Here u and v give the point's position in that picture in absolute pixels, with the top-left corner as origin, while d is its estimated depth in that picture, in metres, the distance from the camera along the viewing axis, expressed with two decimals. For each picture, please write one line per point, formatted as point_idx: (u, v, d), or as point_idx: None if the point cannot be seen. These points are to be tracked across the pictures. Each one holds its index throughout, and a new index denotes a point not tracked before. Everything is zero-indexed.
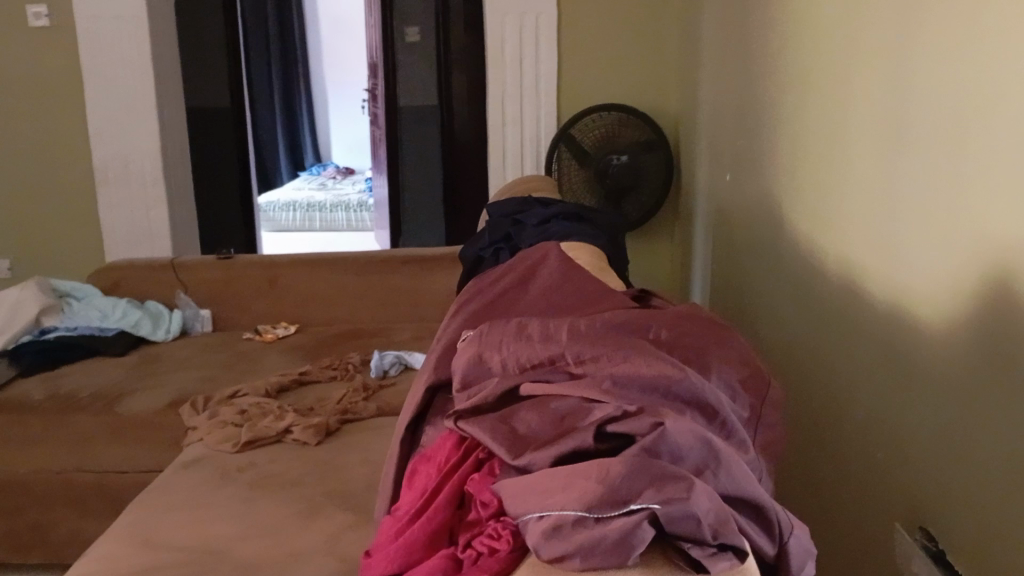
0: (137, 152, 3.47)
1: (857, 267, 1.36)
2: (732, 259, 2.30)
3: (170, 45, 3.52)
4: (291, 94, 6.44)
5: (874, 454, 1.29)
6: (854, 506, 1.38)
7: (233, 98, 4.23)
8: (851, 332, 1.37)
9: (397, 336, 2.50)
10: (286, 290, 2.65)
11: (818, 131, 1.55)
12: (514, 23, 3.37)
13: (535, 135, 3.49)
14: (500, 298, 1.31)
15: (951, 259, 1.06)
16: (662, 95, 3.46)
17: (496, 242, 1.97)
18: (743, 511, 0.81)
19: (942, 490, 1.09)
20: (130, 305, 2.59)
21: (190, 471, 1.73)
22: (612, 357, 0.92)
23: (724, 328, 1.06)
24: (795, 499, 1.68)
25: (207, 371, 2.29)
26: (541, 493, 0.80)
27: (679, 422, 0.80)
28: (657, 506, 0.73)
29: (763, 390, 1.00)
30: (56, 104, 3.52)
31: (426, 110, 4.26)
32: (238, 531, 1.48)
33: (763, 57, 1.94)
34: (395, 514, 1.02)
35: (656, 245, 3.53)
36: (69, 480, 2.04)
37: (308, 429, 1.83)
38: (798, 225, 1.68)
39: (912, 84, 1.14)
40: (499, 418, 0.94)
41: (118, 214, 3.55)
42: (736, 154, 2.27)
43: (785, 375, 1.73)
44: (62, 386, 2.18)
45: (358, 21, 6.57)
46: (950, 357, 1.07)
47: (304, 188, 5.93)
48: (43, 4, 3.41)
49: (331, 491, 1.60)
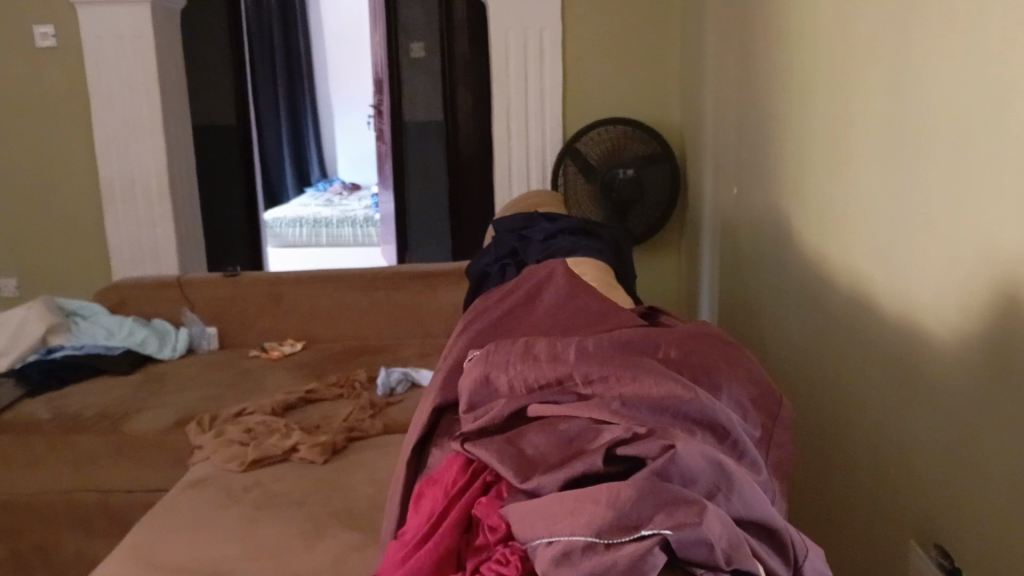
0: (142, 170, 3.48)
1: (865, 279, 1.34)
2: (739, 272, 2.29)
3: (175, 63, 3.53)
4: (297, 110, 6.47)
5: (885, 468, 1.27)
6: (866, 522, 1.36)
7: (238, 115, 4.25)
8: (860, 344, 1.36)
9: (404, 352, 2.49)
10: (291, 307, 2.64)
11: (823, 142, 1.54)
12: (518, 37, 3.38)
13: (540, 149, 3.48)
14: (506, 317, 1.30)
15: (958, 268, 1.04)
16: (668, 109, 3.45)
17: (502, 258, 1.96)
18: (757, 536, 0.80)
19: (954, 504, 1.07)
20: (136, 323, 2.58)
21: (195, 491, 1.71)
22: (621, 377, 0.91)
23: (733, 346, 1.05)
24: (806, 515, 1.66)
25: (212, 389, 2.28)
26: (548, 518, 0.78)
27: (689, 443, 0.78)
28: (668, 532, 0.72)
29: (773, 409, 0.98)
30: (62, 123, 3.53)
31: (431, 124, 4.27)
32: (241, 551, 1.47)
33: (767, 69, 1.93)
34: (401, 539, 1.00)
35: (662, 258, 3.51)
36: (74, 499, 2.03)
37: (315, 447, 1.81)
38: (805, 238, 1.66)
39: (916, 94, 1.13)
40: (506, 440, 0.93)
41: (124, 231, 3.55)
42: (741, 167, 2.26)
43: (795, 390, 1.71)
44: (66, 406, 2.18)
45: (363, 37, 6.60)
46: (958, 368, 1.05)
47: (311, 203, 5.95)
48: (50, 24, 3.43)
49: (336, 511, 1.59)
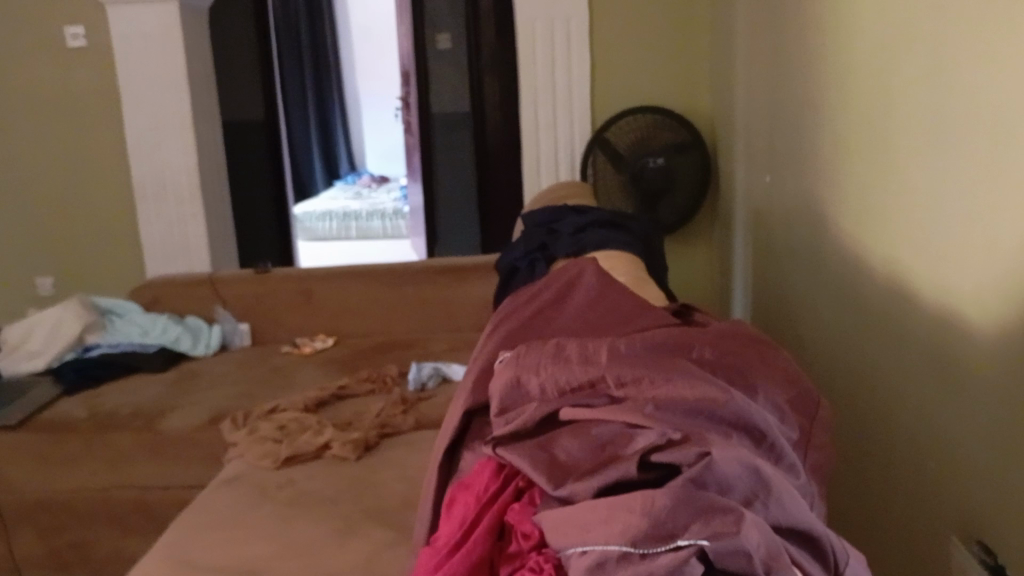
0: (173, 167, 3.51)
1: (903, 268, 1.31)
2: (773, 261, 2.25)
3: (203, 62, 3.55)
4: (324, 103, 6.49)
5: (927, 466, 1.24)
6: (908, 521, 1.33)
7: (266, 112, 4.27)
8: (899, 337, 1.32)
9: (435, 346, 2.49)
10: (321, 303, 2.65)
11: (859, 130, 1.50)
12: (545, 27, 3.35)
13: (568, 139, 3.46)
14: (537, 317, 1.28)
15: (1000, 258, 1.01)
16: (698, 95, 3.40)
17: (531, 252, 1.95)
18: (797, 543, 0.78)
19: (998, 504, 1.04)
20: (170, 320, 2.61)
21: (228, 489, 1.73)
22: (654, 380, 0.89)
23: (771, 346, 1.03)
24: (845, 512, 1.63)
25: (244, 386, 2.29)
26: (582, 526, 0.77)
27: (725, 450, 0.77)
28: (705, 543, 0.70)
29: (811, 410, 0.96)
30: (94, 123, 3.58)
31: (459, 116, 4.26)
32: (277, 549, 1.48)
33: (801, 54, 1.89)
34: (433, 545, 0.99)
35: (693, 249, 3.47)
36: (111, 496, 2.07)
37: (347, 444, 1.82)
38: (841, 228, 1.63)
39: (957, 81, 1.09)
40: (538, 445, 0.92)
41: (156, 228, 3.58)
42: (774, 155, 2.22)
43: (832, 385, 1.68)
44: (103, 404, 2.21)
45: (389, 29, 6.60)
46: (1001, 359, 1.02)
47: (340, 197, 5.97)
48: (80, 25, 3.47)
49: (369, 509, 1.59)
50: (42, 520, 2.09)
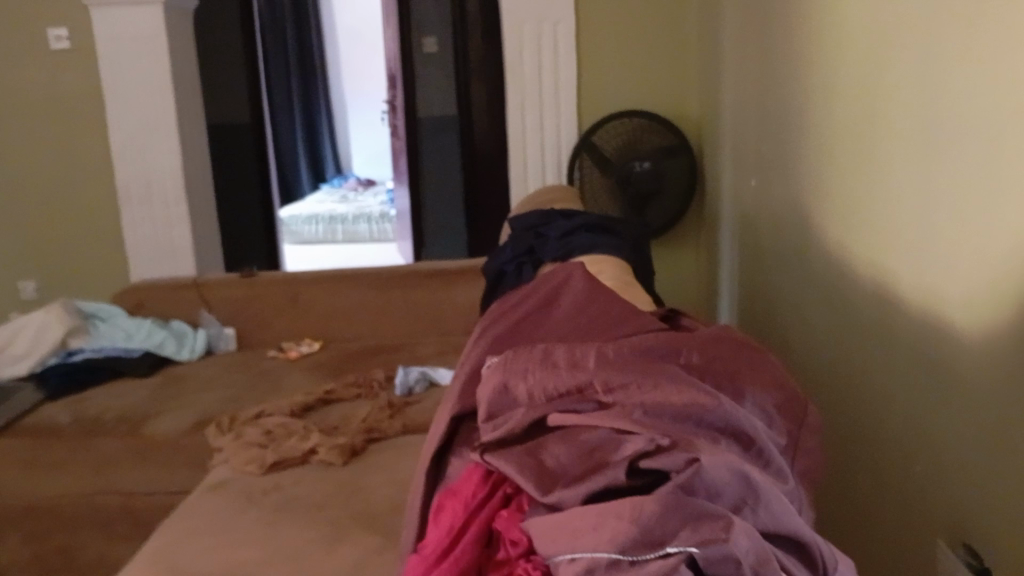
0: (158, 170, 3.48)
1: (890, 272, 1.31)
2: (760, 266, 2.26)
3: (189, 65, 3.53)
4: (311, 106, 6.47)
5: (915, 471, 1.24)
6: (895, 526, 1.33)
7: (253, 115, 4.25)
8: (885, 341, 1.32)
9: (422, 350, 2.48)
10: (307, 307, 2.63)
11: (846, 136, 1.50)
12: (532, 31, 3.35)
13: (555, 143, 3.46)
14: (524, 323, 1.27)
15: (986, 262, 1.01)
16: (684, 99, 3.41)
17: (519, 256, 1.95)
18: (785, 548, 0.78)
19: (985, 508, 1.04)
20: (155, 325, 2.59)
21: (214, 494, 1.71)
22: (642, 386, 0.89)
23: (759, 351, 1.03)
24: (832, 515, 1.63)
25: (230, 391, 2.27)
26: (571, 533, 0.77)
27: (714, 455, 0.76)
28: (694, 549, 0.70)
29: (799, 415, 0.96)
30: (79, 125, 3.55)
31: (446, 119, 4.25)
32: (263, 556, 1.46)
33: (788, 58, 1.89)
34: (420, 552, 0.99)
35: (680, 253, 3.48)
36: (95, 502, 2.05)
37: (333, 450, 1.81)
38: (828, 232, 1.63)
39: (945, 85, 1.09)
40: (526, 451, 0.92)
41: (141, 231, 3.56)
42: (761, 160, 2.23)
43: (819, 389, 1.68)
44: (87, 409, 2.19)
45: (376, 32, 6.59)
46: (986, 362, 1.03)
47: (327, 200, 5.95)
48: (64, 27, 3.45)
49: (357, 514, 1.58)
50: (24, 527, 2.07)
